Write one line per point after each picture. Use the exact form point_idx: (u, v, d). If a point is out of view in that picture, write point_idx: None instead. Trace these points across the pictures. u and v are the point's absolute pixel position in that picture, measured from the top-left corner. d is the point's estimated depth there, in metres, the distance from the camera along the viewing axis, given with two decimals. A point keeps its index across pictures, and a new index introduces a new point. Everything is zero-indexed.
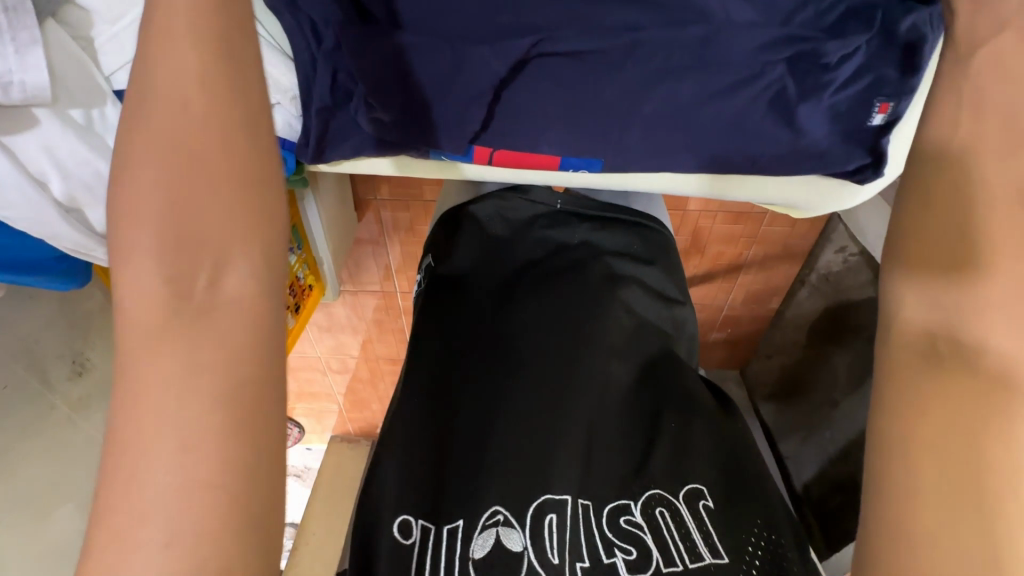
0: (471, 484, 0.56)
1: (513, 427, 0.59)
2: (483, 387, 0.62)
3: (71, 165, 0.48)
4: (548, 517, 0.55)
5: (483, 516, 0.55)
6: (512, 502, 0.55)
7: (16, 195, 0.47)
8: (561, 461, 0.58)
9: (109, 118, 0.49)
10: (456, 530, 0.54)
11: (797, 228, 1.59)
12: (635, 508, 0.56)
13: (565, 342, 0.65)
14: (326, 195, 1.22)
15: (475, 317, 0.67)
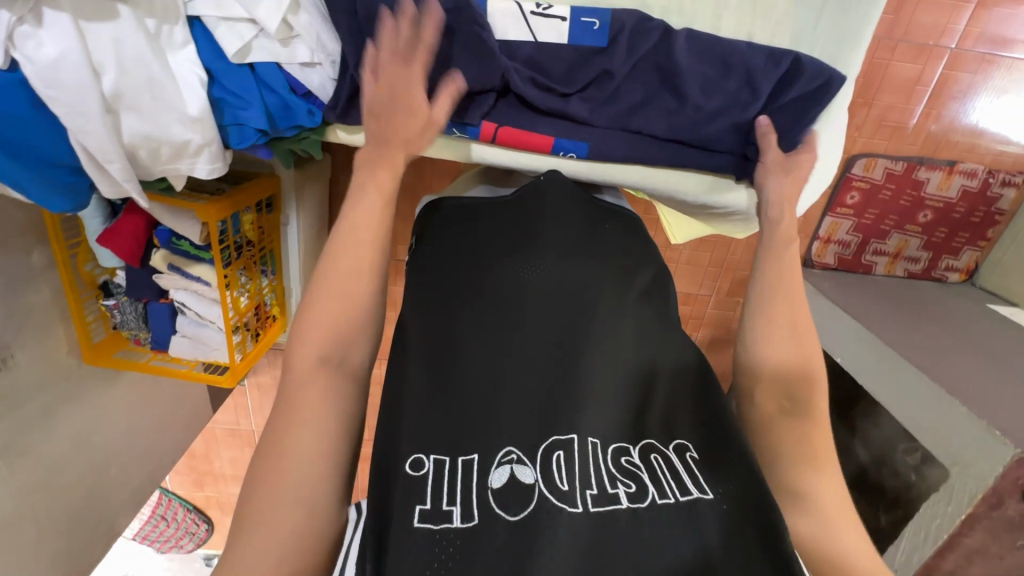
0: (484, 421, 0.51)
1: (524, 362, 0.55)
2: (486, 329, 0.57)
3: (130, 63, 0.53)
4: (556, 452, 0.49)
5: (498, 453, 0.49)
6: (523, 438, 0.50)
7: (70, 75, 0.51)
8: (575, 395, 0.52)
9: (175, 36, 0.55)
10: (470, 464, 0.49)
11: (737, 314, 1.75)
12: (633, 450, 0.52)
13: (566, 285, 0.61)
14: (309, 226, 1.27)
15: (472, 259, 0.64)
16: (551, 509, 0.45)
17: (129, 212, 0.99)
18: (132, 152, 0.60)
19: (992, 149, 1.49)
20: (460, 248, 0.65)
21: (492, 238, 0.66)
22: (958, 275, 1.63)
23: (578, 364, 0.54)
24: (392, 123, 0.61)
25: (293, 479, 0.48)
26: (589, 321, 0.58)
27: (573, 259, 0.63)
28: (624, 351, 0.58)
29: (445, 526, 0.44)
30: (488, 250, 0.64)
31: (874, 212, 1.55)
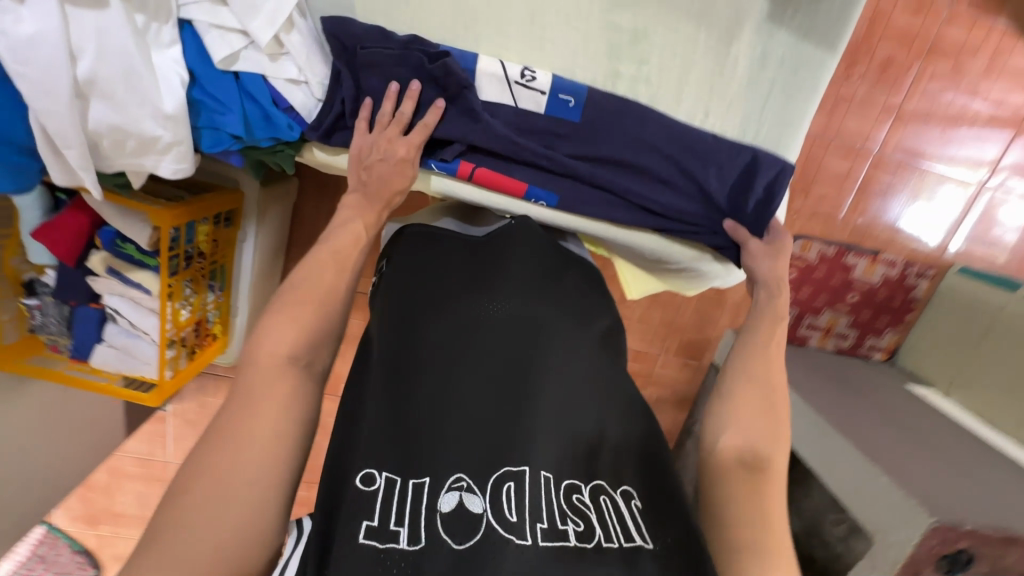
0: (438, 444, 0.51)
1: (481, 388, 0.54)
2: (443, 354, 0.57)
3: (110, 54, 0.53)
4: (507, 483, 0.49)
5: (447, 478, 0.49)
6: (476, 466, 0.50)
7: (44, 55, 0.50)
8: (531, 426, 0.52)
9: (162, 35, 0.56)
10: (421, 486, 0.48)
11: (683, 375, 1.80)
12: (584, 487, 0.52)
13: (528, 317, 0.61)
14: (266, 245, 1.24)
15: (436, 284, 0.64)
16: (498, 541, 0.44)
17: (74, 208, 0.94)
18: (94, 141, 0.58)
19: (908, 243, 1.67)
20: (428, 274, 0.66)
21: (461, 268, 0.67)
22: (880, 353, 1.76)
23: (532, 397, 0.54)
24: (374, 170, 0.65)
25: (236, 480, 0.45)
26: (548, 354, 0.58)
27: (539, 295, 0.64)
28: (581, 385, 0.58)
29: (391, 547, 0.44)
30: (454, 278, 0.65)
31: (809, 289, 1.68)
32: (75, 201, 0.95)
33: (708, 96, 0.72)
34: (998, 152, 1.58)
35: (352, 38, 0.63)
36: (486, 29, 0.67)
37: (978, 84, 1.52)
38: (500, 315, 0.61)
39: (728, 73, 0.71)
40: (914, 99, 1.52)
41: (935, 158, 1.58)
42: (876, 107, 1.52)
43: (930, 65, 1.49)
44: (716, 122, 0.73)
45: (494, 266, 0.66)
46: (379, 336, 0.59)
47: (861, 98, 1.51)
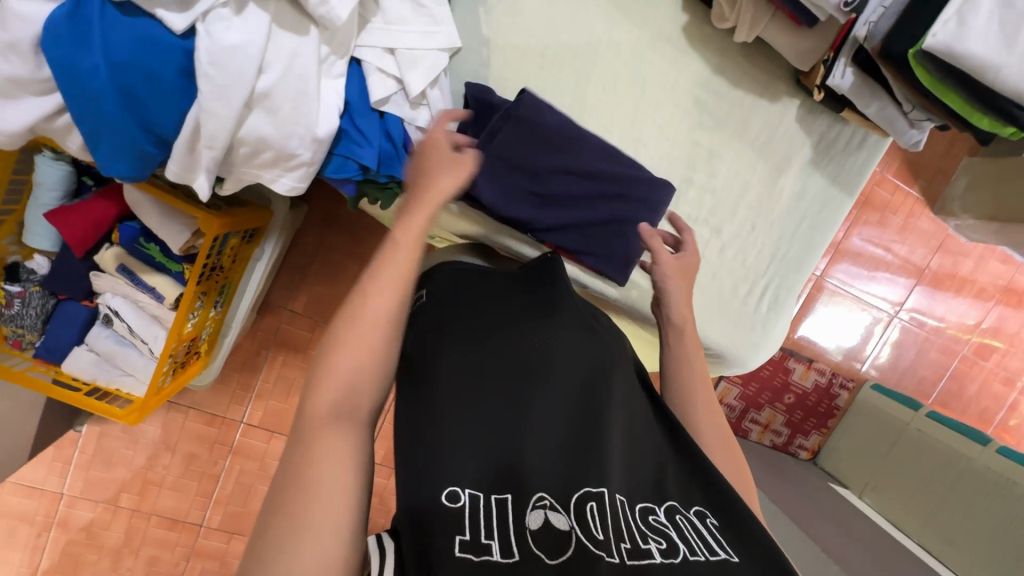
0: (512, 461, 0.47)
1: (546, 409, 0.52)
2: (506, 374, 0.54)
3: (294, 74, 0.55)
4: (589, 503, 0.46)
5: (532, 495, 0.45)
6: (556, 485, 0.47)
7: (238, 63, 0.51)
8: (603, 451, 0.50)
9: (334, 67, 0.59)
10: (505, 502, 0.44)
11: None
12: (658, 508, 0.50)
13: (580, 343, 0.59)
14: (273, 265, 1.19)
15: (487, 300, 0.61)
16: (594, 558, 0.41)
17: (103, 196, 0.87)
18: (232, 146, 0.57)
19: (834, 358, 1.94)
20: (477, 294, 0.61)
21: (513, 291, 0.63)
22: (806, 453, 1.97)
23: (602, 420, 0.53)
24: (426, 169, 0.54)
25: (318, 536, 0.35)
26: (605, 382, 0.57)
27: (586, 324, 0.62)
28: (632, 414, 0.57)
29: (485, 561, 0.39)
30: (508, 303, 0.61)
31: (755, 386, 1.87)
32: (104, 188, 0.88)
33: (757, 214, 0.85)
34: (904, 293, 1.93)
35: (489, 104, 0.68)
36: (595, 122, 0.76)
37: (893, 238, 1.88)
38: (556, 338, 0.58)
39: (775, 199, 0.85)
40: (849, 239, 1.85)
41: (858, 289, 1.89)
42: None
43: (863, 215, 1.83)
44: (761, 235, 0.86)
45: (547, 290, 0.64)
46: (434, 347, 0.55)
47: None
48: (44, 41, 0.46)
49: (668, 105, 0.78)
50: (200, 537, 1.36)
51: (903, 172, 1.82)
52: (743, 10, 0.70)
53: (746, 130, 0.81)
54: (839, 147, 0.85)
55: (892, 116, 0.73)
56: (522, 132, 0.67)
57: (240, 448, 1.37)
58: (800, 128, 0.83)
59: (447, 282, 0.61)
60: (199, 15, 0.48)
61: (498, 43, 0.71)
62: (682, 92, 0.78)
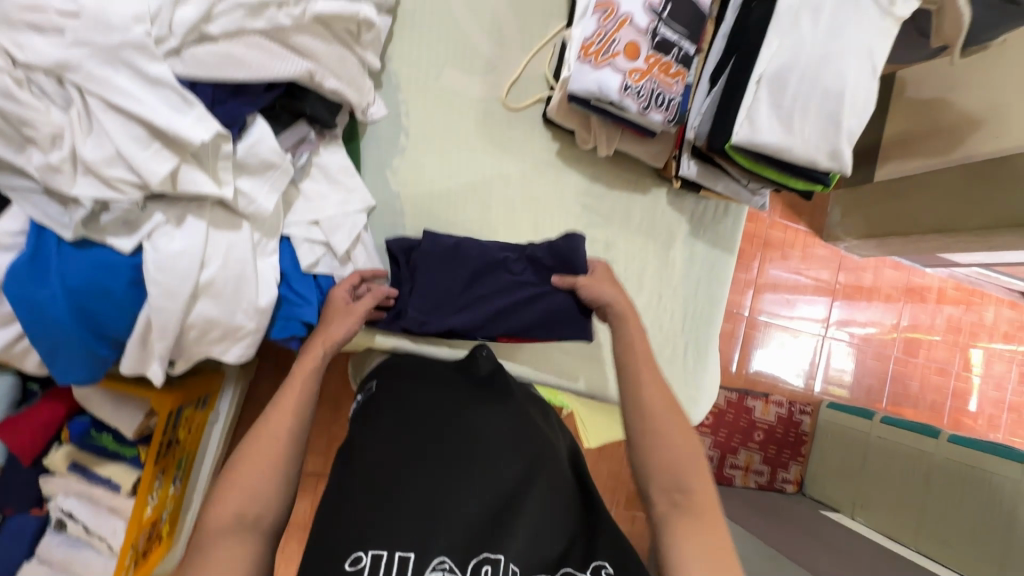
0: (426, 525, 0.51)
1: (470, 480, 0.56)
2: (440, 447, 0.59)
3: (232, 262, 0.63)
4: (485, 568, 0.50)
5: (431, 560, 0.49)
6: (460, 548, 0.50)
7: (182, 266, 0.58)
8: (517, 521, 0.54)
9: (267, 247, 0.68)
10: (407, 559, 0.48)
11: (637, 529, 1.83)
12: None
13: (515, 421, 0.64)
14: (229, 423, 1.19)
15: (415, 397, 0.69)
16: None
17: (48, 399, 0.88)
18: (183, 332, 0.64)
19: (787, 386, 2.05)
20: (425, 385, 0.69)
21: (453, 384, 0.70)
22: (792, 485, 2.01)
23: (520, 491, 0.57)
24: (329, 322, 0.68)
25: None
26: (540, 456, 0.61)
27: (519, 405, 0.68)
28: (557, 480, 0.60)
29: None
30: (449, 395, 0.67)
31: (724, 431, 1.94)
32: (50, 390, 0.89)
33: (661, 285, 0.98)
34: (826, 311, 2.11)
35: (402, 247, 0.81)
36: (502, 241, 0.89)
37: (801, 266, 2.09)
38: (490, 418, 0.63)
39: (670, 269, 0.99)
40: (763, 277, 2.05)
41: (787, 317, 2.06)
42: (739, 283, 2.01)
43: (767, 254, 2.05)
44: (669, 301, 0.99)
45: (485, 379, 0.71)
46: (372, 434, 0.62)
47: None
48: (5, 285, 0.52)
49: (559, 214, 0.92)
50: None
51: (788, 211, 2.08)
52: (597, 133, 0.87)
53: (630, 220, 0.96)
54: (710, 217, 1.01)
55: (736, 189, 0.91)
56: (436, 262, 0.79)
57: None
58: (673, 209, 0.99)
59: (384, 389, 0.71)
60: (145, 235, 0.57)
61: (407, 195, 0.84)
62: (569, 201, 0.93)
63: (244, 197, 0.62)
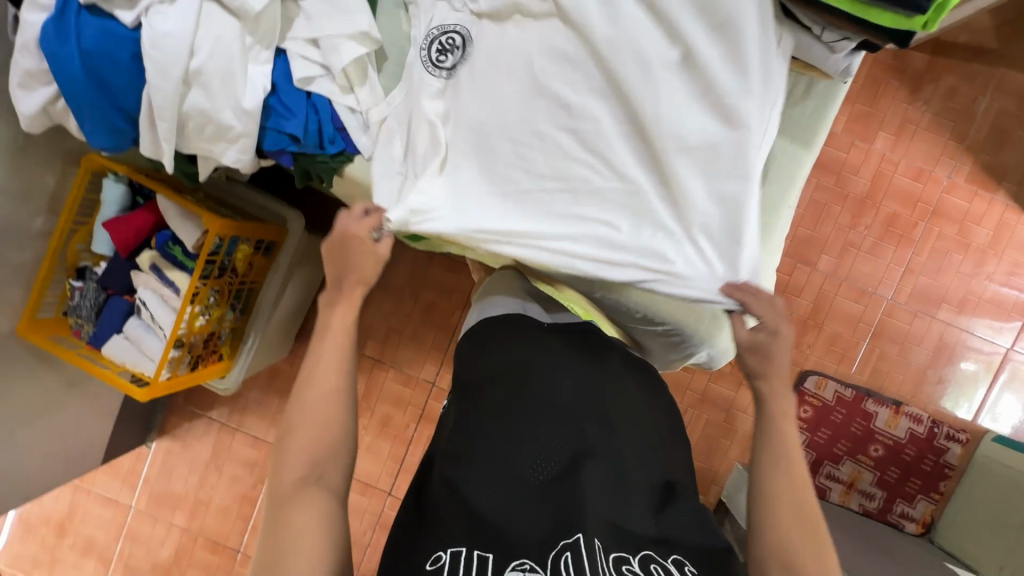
0: (523, 534, 0.65)
1: (540, 467, 0.70)
2: (515, 434, 0.72)
3: (218, 54, 0.70)
4: (565, 553, 0.63)
5: (514, 559, 0.62)
6: (535, 547, 0.64)
7: (170, 46, 0.68)
8: (589, 503, 0.66)
9: (260, 55, 0.74)
10: (487, 559, 0.62)
11: None
12: (632, 559, 0.65)
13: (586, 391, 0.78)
14: (288, 292, 1.34)
15: (519, 338, 0.83)
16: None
17: (145, 209, 1.08)
18: (182, 122, 0.73)
19: (933, 400, 1.63)
20: (483, 386, 0.78)
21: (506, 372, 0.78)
22: (914, 525, 1.61)
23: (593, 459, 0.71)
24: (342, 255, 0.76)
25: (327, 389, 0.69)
26: (609, 414, 0.77)
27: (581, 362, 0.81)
28: (624, 453, 0.74)
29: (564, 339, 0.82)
30: (510, 395, 0.76)
31: (826, 433, 1.63)
32: (148, 203, 1.10)
33: None
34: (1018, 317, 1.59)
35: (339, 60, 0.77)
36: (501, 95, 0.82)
37: (987, 253, 1.59)
38: (552, 395, 0.76)
39: None
40: (924, 257, 1.60)
41: (951, 316, 1.61)
42: (886, 258, 1.61)
43: (937, 227, 1.60)
44: None
45: (535, 353, 0.80)
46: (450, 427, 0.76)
47: (869, 248, 1.61)
48: (41, 41, 0.66)
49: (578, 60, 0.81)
50: (238, 561, 1.73)
51: (979, 176, 1.58)
52: None
53: None
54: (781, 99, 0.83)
55: (806, 40, 0.76)
56: None
57: None
58: None
59: (485, 331, 0.86)
60: (142, 11, 0.68)
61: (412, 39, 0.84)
62: None
63: None
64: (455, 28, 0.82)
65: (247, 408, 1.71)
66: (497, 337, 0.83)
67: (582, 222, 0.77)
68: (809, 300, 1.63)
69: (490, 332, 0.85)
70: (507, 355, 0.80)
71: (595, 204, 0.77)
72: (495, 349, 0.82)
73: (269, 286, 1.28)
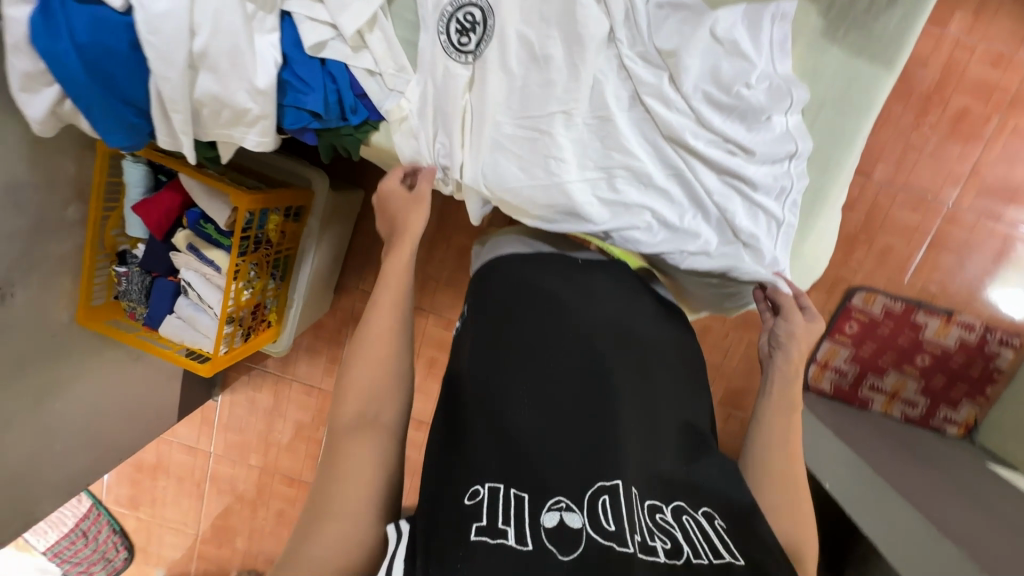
0: (555, 470, 0.59)
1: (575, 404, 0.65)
2: (551, 368, 0.68)
3: (222, 30, 0.63)
4: (602, 496, 0.57)
5: (550, 498, 0.56)
6: (571, 487, 0.58)
7: (169, 28, 0.61)
8: (625, 445, 0.63)
9: (265, 22, 0.67)
10: (523, 499, 0.56)
11: (727, 426, 1.74)
12: (666, 507, 0.60)
13: (620, 334, 0.74)
14: (325, 256, 1.33)
15: (543, 281, 0.78)
16: (600, 549, 0.52)
17: (169, 189, 1.06)
18: (197, 110, 0.68)
19: (988, 306, 1.57)
20: (511, 319, 0.73)
21: (537, 307, 0.74)
22: (956, 428, 1.64)
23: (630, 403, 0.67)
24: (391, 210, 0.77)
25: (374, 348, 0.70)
26: (643, 359, 0.74)
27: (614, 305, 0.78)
28: (657, 398, 0.71)
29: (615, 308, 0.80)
30: (540, 330, 0.71)
31: (871, 346, 1.62)
32: (171, 182, 1.07)
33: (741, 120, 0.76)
34: None
35: (351, 18, 0.69)
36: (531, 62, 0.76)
37: None
38: (587, 332, 0.72)
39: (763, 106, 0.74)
40: (994, 154, 1.47)
41: (1017, 217, 1.50)
42: (950, 161, 1.48)
43: (1013, 120, 1.44)
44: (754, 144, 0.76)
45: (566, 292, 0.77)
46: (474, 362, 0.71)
47: (932, 150, 1.47)
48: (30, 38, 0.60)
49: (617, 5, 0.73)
50: None
51: None
52: None
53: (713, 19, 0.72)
54: (860, 10, 0.71)
55: None
56: None
57: None
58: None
59: (505, 270, 0.81)
60: None
61: None
62: None
63: None
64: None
65: (298, 359, 1.79)
66: (527, 273, 0.79)
67: (630, 210, 0.75)
68: (861, 213, 1.54)
69: (516, 268, 0.80)
70: (537, 291, 0.76)
71: (643, 190, 0.75)
72: (523, 283, 0.78)
73: (305, 251, 1.27)
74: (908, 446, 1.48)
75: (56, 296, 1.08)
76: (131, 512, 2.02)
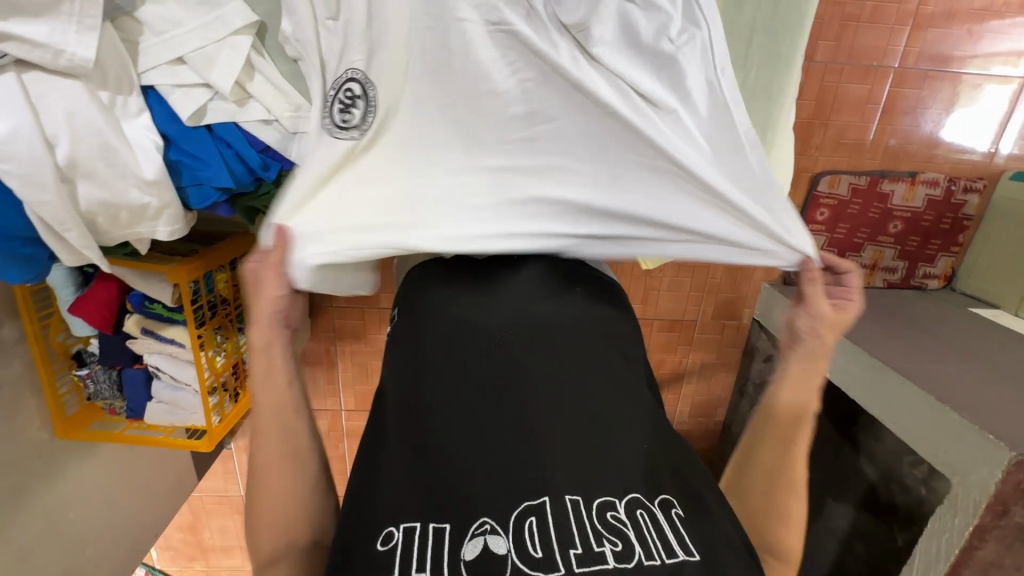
0: (473, 492, 0.59)
1: (503, 415, 0.65)
2: (473, 387, 0.67)
3: (83, 132, 0.63)
4: (529, 518, 0.57)
5: (472, 524, 0.56)
6: (495, 509, 0.57)
7: (23, 148, 0.60)
8: (556, 451, 0.62)
9: (129, 106, 0.66)
10: (443, 531, 0.56)
11: (724, 336, 1.79)
12: (619, 504, 0.59)
13: (543, 330, 0.73)
14: None
15: (450, 304, 0.77)
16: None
17: (101, 280, 0.98)
18: (91, 219, 0.68)
19: (950, 156, 1.57)
20: (429, 344, 0.73)
21: (457, 326, 0.74)
22: (937, 281, 1.69)
23: (565, 403, 0.66)
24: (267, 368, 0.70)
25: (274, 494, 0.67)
26: (575, 348, 0.72)
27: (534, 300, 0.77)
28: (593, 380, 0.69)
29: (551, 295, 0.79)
30: (458, 349, 0.71)
31: (845, 227, 1.63)
32: (99, 272, 1.00)
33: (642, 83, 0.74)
34: None
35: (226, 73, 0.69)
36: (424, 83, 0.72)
37: None
38: (508, 338, 0.72)
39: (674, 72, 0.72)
40: (933, 1, 1.41)
41: (963, 61, 1.47)
42: (889, 20, 1.42)
43: None
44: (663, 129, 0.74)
45: (483, 303, 0.76)
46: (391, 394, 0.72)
47: (870, 14, 1.41)
48: None
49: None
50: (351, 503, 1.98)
51: None
52: None
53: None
54: None
55: None
56: None
57: (349, 430, 1.84)
58: None
59: (417, 296, 0.81)
60: None
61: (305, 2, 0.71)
62: None
63: (44, 49, 0.59)
64: (350, 75, 0.75)
65: None
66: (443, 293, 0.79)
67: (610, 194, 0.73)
68: (811, 98, 1.49)
69: (435, 284, 0.80)
70: (456, 307, 0.76)
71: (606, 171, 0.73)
72: (442, 301, 0.77)
73: None
74: (895, 313, 1.53)
75: (26, 419, 1.03)
76: (188, 566, 2.08)
